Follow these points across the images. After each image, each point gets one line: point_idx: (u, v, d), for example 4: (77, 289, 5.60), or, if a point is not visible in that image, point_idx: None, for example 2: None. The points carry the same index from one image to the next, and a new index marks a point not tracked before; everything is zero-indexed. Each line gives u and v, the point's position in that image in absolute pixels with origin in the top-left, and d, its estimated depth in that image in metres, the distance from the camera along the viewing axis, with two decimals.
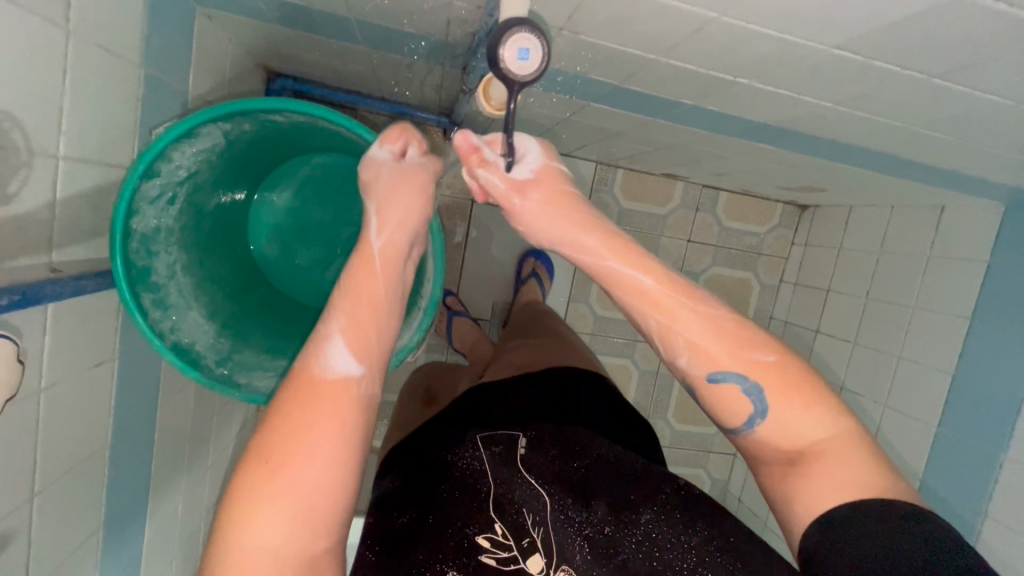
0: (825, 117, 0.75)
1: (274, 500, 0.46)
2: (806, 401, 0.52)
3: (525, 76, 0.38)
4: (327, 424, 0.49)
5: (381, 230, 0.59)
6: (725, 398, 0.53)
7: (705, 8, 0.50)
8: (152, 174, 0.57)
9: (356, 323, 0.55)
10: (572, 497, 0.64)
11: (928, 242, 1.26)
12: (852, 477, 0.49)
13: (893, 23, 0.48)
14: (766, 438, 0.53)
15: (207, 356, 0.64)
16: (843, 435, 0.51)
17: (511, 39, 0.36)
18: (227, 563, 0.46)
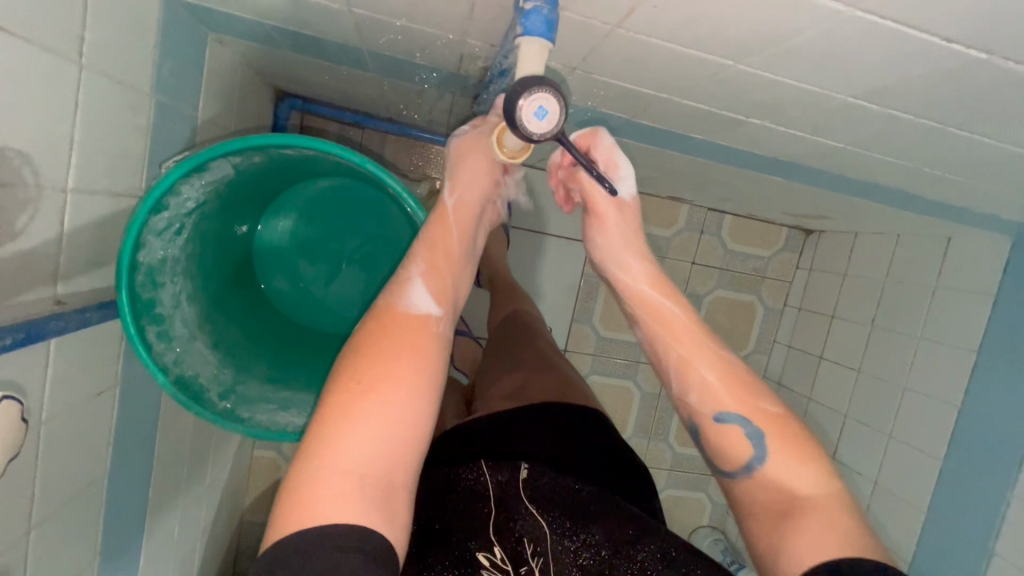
0: (836, 156, 0.74)
1: (364, 416, 0.47)
2: (803, 457, 0.54)
3: (541, 133, 0.37)
4: (413, 355, 0.52)
5: (454, 189, 0.62)
6: (726, 435, 0.57)
7: (721, 57, 0.50)
8: (161, 208, 0.57)
9: (434, 269, 0.58)
10: (569, 528, 0.67)
11: (935, 272, 1.25)
12: (834, 536, 0.49)
13: (910, 78, 0.48)
14: (762, 482, 0.54)
15: (210, 389, 0.64)
16: (832, 495, 0.52)
17: (530, 96, 0.36)
18: (312, 478, 0.45)
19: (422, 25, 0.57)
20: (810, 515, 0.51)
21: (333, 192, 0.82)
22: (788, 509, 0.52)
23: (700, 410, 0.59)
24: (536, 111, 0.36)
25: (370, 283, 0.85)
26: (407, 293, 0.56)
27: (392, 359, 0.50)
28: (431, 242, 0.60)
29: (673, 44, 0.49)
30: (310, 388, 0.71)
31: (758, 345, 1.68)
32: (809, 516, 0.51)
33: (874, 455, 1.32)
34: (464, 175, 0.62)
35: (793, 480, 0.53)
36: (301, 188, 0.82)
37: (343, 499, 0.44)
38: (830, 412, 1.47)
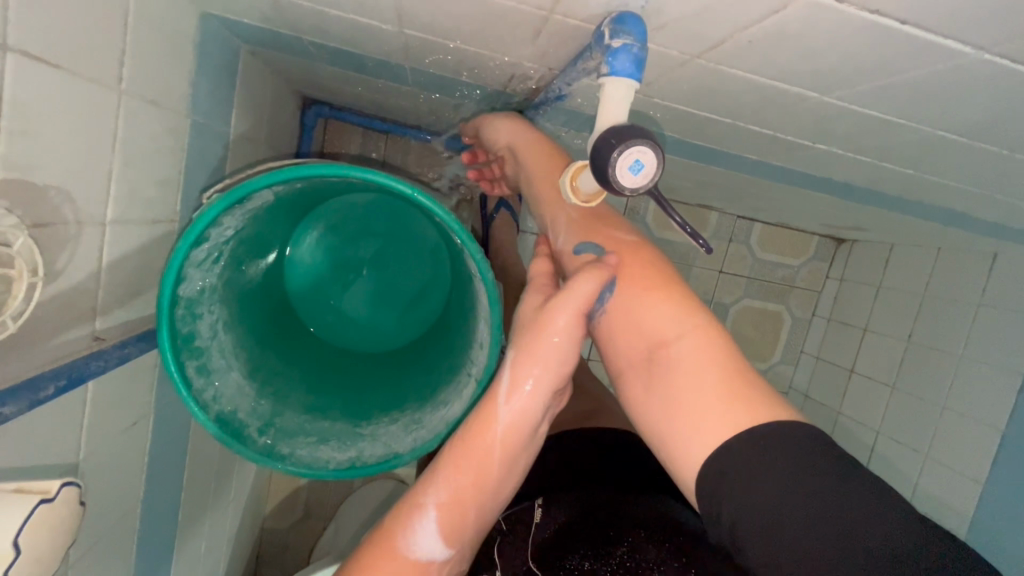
0: (898, 179, 0.71)
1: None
2: (657, 288, 0.51)
3: (637, 187, 0.34)
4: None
5: (511, 399, 0.51)
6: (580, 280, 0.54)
7: (807, 89, 0.46)
8: (202, 240, 0.54)
9: (454, 502, 0.53)
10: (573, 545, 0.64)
11: (979, 289, 1.21)
12: (701, 381, 0.45)
13: (1011, 116, 0.45)
14: (614, 316, 0.51)
15: (250, 425, 0.61)
16: (689, 330, 0.48)
17: (627, 148, 0.33)
18: None
19: (476, 47, 0.54)
20: (676, 364, 0.47)
21: (366, 207, 0.80)
22: (651, 361, 0.49)
23: (567, 253, 0.57)
24: (629, 165, 0.33)
25: (403, 300, 0.83)
26: (413, 536, 0.53)
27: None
28: (456, 469, 0.53)
29: (756, 75, 0.45)
30: (348, 417, 0.68)
31: (785, 356, 1.64)
32: (668, 360, 0.47)
33: (908, 475, 1.28)
34: (526, 376, 0.51)
35: (652, 318, 0.49)
36: (333, 203, 0.79)
37: None
38: (861, 427, 1.43)
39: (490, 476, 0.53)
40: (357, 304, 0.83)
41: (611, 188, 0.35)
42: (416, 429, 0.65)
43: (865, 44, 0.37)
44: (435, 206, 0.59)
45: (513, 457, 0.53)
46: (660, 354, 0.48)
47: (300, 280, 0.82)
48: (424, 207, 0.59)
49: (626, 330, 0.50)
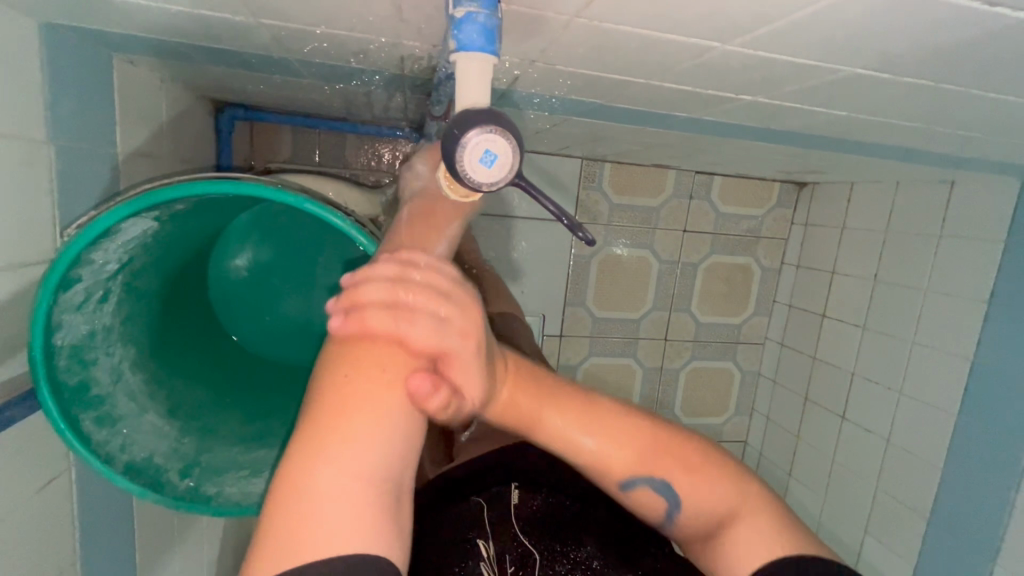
0: (836, 122, 0.67)
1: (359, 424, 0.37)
2: (708, 469, 0.51)
3: (490, 179, 0.33)
4: (430, 344, 0.40)
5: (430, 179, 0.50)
6: (638, 499, 0.51)
7: (707, 39, 0.42)
8: (71, 283, 0.49)
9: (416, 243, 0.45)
10: (562, 531, 0.67)
11: (939, 220, 1.19)
12: (762, 535, 0.49)
13: (927, 45, 0.41)
14: (687, 519, 0.51)
15: (170, 468, 0.58)
16: (745, 500, 0.50)
17: (478, 139, 0.32)
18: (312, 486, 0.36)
19: (347, 30, 0.48)
20: (736, 539, 0.49)
21: (291, 218, 0.75)
22: (715, 534, 0.50)
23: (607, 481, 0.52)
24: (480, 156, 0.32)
25: None
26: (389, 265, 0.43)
27: (395, 360, 0.39)
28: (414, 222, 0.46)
29: (645, 30, 0.41)
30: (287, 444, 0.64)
31: (758, 308, 1.63)
32: (738, 531, 0.49)
33: (884, 412, 1.29)
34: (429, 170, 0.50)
35: (707, 502, 0.50)
36: (253, 214, 0.74)
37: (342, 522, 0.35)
38: (835, 370, 1.43)
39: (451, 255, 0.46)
40: (303, 313, 0.78)
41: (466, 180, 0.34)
42: None
43: None
44: (329, 214, 0.55)
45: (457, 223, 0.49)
46: (723, 530, 0.50)
47: (234, 288, 0.77)
48: (318, 215, 0.55)
49: (697, 523, 0.51)
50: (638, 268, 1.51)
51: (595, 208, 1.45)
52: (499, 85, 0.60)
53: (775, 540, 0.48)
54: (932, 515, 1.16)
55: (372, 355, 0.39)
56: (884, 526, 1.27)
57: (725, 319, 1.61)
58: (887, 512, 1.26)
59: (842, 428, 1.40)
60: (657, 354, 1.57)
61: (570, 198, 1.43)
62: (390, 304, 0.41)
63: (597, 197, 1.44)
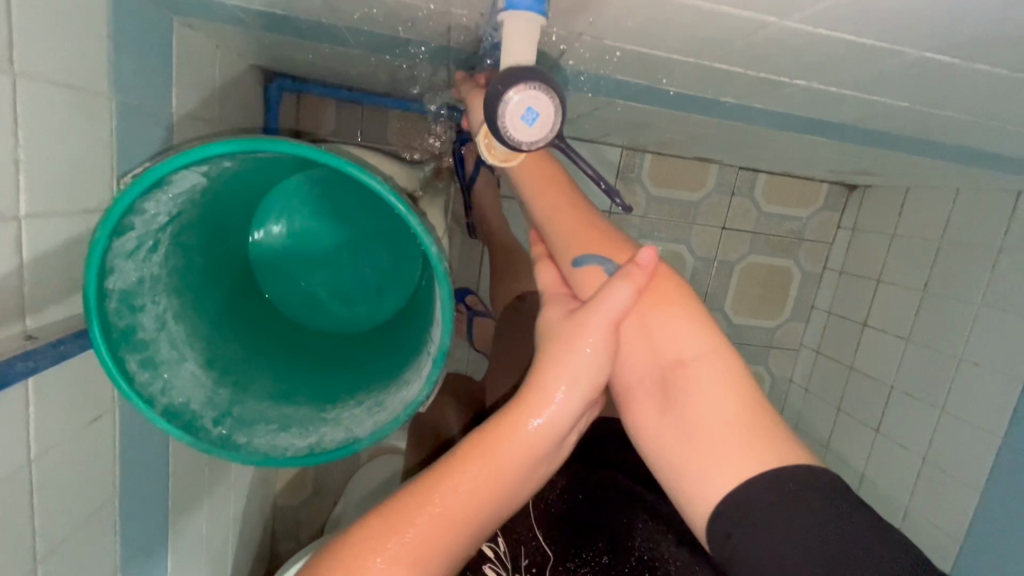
0: (898, 116, 0.64)
1: None
2: (677, 307, 0.53)
3: (535, 135, 0.33)
4: (486, 509, 0.50)
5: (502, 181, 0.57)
6: (587, 283, 0.55)
7: (763, 13, 0.40)
8: (124, 230, 0.52)
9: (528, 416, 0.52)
10: (563, 529, 0.70)
11: (1001, 230, 1.12)
12: (716, 404, 0.50)
13: (1006, 28, 0.38)
14: (633, 344, 0.53)
15: (204, 415, 0.60)
16: (711, 354, 0.52)
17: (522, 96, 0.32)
18: None
19: None
20: (692, 381, 0.51)
21: (329, 186, 0.76)
22: (666, 382, 0.52)
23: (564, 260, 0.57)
24: (521, 115, 0.33)
25: (377, 282, 0.81)
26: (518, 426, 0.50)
27: (454, 511, 0.49)
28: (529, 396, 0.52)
29: (699, 1, 0.39)
30: (313, 404, 0.67)
31: (794, 312, 1.58)
32: (684, 383, 0.51)
33: (923, 428, 1.23)
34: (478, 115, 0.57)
35: (675, 337, 0.52)
36: (292, 181, 0.76)
37: None
38: (873, 382, 1.37)
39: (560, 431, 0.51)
40: (333, 284, 0.80)
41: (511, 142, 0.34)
42: (379, 412, 0.63)
43: None
44: (369, 177, 0.55)
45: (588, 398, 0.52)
46: (679, 377, 0.52)
47: (269, 255, 0.79)
48: (356, 177, 0.55)
49: (641, 355, 0.53)
50: (672, 263, 1.48)
51: (632, 199, 1.43)
52: (545, 58, 0.59)
53: (745, 440, 0.48)
54: (967, 537, 1.10)
55: (437, 501, 0.49)
56: (914, 545, 1.21)
57: (759, 321, 1.56)
58: (918, 531, 1.21)
59: (875, 442, 1.34)
60: None
61: (607, 187, 1.41)
62: (481, 459, 0.50)
63: (636, 188, 1.42)
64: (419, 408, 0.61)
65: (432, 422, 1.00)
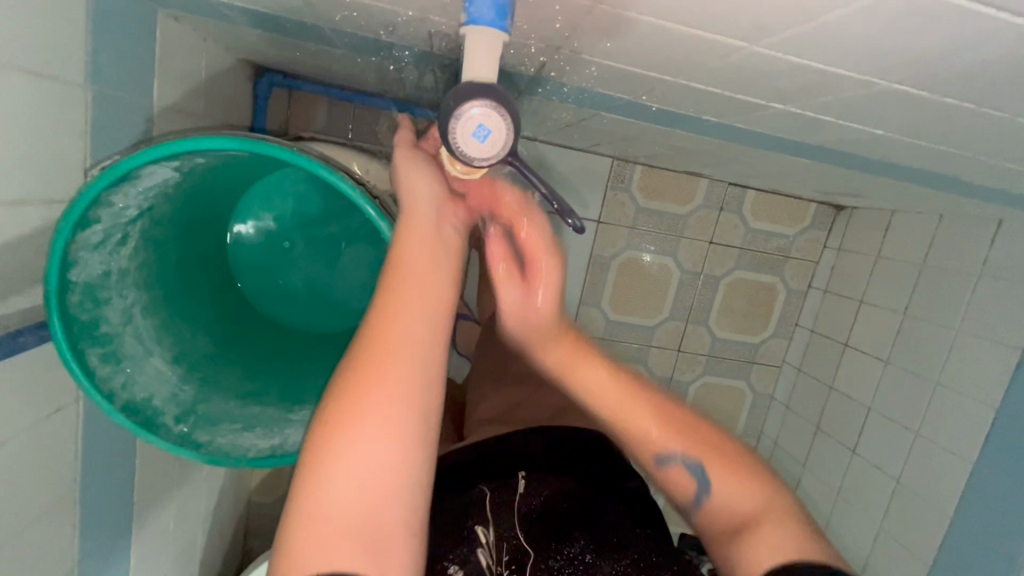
0: (875, 142, 0.65)
1: (334, 503, 0.41)
2: (681, 433, 0.55)
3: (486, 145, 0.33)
4: (411, 388, 0.44)
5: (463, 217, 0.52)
6: (613, 423, 0.56)
7: (732, 37, 0.40)
8: (89, 222, 0.51)
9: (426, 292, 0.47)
10: (555, 529, 0.68)
11: (981, 257, 1.13)
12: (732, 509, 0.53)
13: (969, 65, 0.39)
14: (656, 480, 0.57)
15: (167, 412, 0.60)
16: (723, 470, 0.54)
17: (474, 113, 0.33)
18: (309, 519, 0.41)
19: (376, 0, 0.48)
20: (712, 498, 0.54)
21: (311, 184, 0.75)
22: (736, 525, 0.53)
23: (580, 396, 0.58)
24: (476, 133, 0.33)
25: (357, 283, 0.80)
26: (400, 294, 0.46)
27: (391, 375, 0.44)
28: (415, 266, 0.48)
29: (669, 22, 0.39)
30: (281, 403, 0.67)
31: (778, 329, 1.58)
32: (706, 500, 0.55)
33: (898, 450, 1.24)
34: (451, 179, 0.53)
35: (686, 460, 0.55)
36: (273, 178, 0.75)
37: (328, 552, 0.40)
38: (852, 403, 1.38)
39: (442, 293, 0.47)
40: (311, 283, 0.79)
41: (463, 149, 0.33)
42: None
43: None
44: (341, 181, 0.55)
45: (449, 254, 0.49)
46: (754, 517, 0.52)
47: (248, 251, 0.78)
48: (328, 179, 0.55)
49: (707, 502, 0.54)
50: (658, 275, 1.49)
51: (621, 209, 1.43)
52: (526, 69, 0.60)
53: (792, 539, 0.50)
54: (937, 562, 1.11)
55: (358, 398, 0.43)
56: (886, 568, 1.22)
57: (743, 337, 1.57)
58: (890, 554, 1.21)
59: (851, 462, 1.35)
60: (669, 364, 1.55)
61: (596, 197, 1.41)
62: (400, 314, 0.45)
63: (625, 198, 1.42)
64: None
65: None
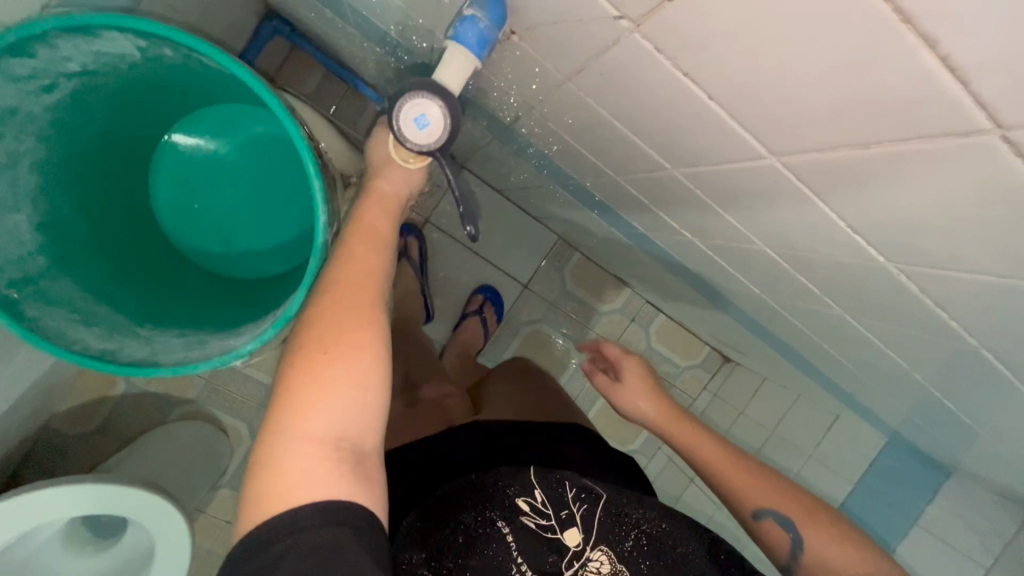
0: (755, 301, 0.75)
1: (316, 422, 0.42)
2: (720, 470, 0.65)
3: (425, 139, 0.40)
4: (369, 333, 0.46)
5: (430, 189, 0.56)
6: (772, 536, 0.61)
7: (660, 157, 0.47)
8: (24, 53, 0.49)
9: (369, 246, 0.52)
10: (621, 498, 0.62)
11: (813, 443, 1.29)
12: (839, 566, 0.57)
13: (816, 264, 0.48)
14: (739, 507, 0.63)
15: (4, 271, 0.55)
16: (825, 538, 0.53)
17: (419, 105, 0.39)
18: (288, 459, 0.41)
19: None
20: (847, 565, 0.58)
21: (268, 128, 0.75)
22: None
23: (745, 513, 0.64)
24: (417, 120, 0.40)
25: (270, 239, 0.78)
26: (359, 247, 0.52)
27: (355, 308, 0.47)
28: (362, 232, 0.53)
29: (617, 121, 0.46)
30: (134, 316, 0.63)
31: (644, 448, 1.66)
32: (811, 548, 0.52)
33: None
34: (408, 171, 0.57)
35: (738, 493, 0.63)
36: (231, 107, 0.73)
37: (312, 477, 0.41)
38: None
39: (372, 266, 0.51)
40: (223, 219, 0.77)
41: (410, 134, 0.40)
42: (195, 348, 0.60)
43: (694, 121, 0.37)
44: (291, 123, 0.54)
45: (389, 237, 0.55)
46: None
47: (171, 162, 0.75)
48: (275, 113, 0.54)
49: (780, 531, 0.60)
50: (558, 360, 1.40)
51: None
52: (504, 116, 0.66)
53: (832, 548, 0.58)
54: None
55: (325, 333, 0.46)
56: None
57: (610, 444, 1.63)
58: None
59: None
60: None
61: None
62: (353, 258, 0.51)
63: (553, 276, 1.39)
64: (238, 359, 0.58)
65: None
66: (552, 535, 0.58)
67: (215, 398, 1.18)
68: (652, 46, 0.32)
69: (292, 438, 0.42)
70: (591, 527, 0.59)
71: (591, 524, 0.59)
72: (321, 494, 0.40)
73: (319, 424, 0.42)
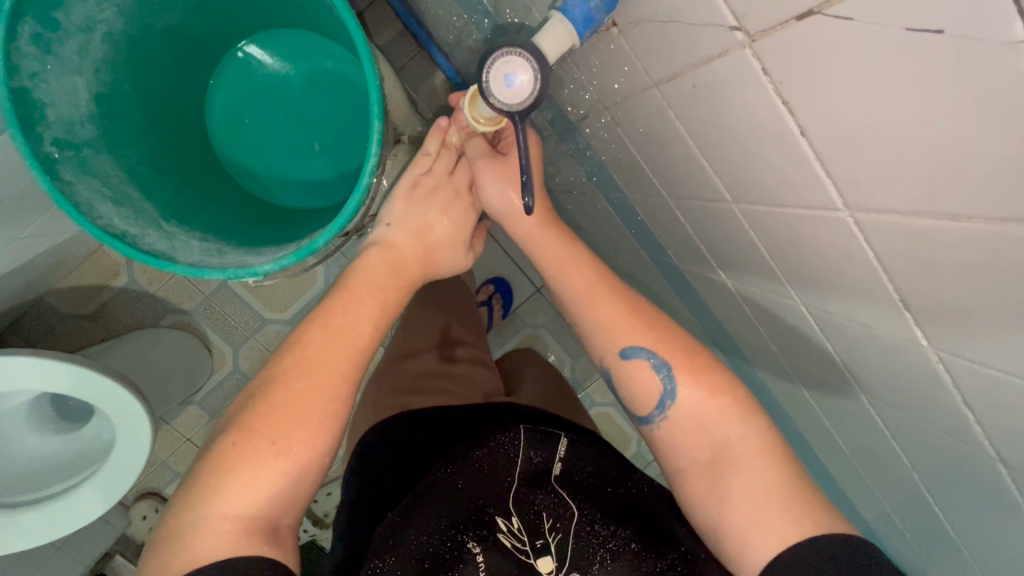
0: (770, 359, 0.73)
1: (234, 493, 0.46)
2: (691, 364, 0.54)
3: (518, 99, 0.40)
4: (314, 422, 0.49)
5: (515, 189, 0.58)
6: (634, 371, 0.55)
7: (724, 187, 0.46)
8: None
9: (346, 309, 0.54)
10: (602, 511, 0.60)
11: None
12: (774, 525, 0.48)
13: (852, 333, 0.46)
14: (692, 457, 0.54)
15: (53, 128, 0.55)
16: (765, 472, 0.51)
17: (512, 67, 0.39)
18: (195, 527, 0.44)
19: None
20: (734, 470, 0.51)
21: (336, 65, 0.74)
22: (708, 463, 0.52)
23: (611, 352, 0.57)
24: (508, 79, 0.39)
25: (311, 174, 0.77)
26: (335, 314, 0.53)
27: (303, 384, 0.50)
28: (349, 295, 0.55)
29: (692, 140, 0.45)
30: (162, 209, 0.62)
31: None
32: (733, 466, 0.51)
33: None
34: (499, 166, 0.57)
35: (710, 421, 0.53)
36: (308, 37, 0.73)
37: (218, 544, 0.44)
38: None
39: (365, 340, 0.54)
40: (272, 143, 0.77)
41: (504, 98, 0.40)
42: (213, 256, 0.60)
43: (776, 155, 0.36)
44: (364, 48, 0.52)
45: (382, 303, 0.56)
46: (724, 458, 0.52)
47: (236, 72, 0.75)
48: (351, 32, 0.52)
49: (687, 423, 0.54)
50: None
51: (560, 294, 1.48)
52: (573, 110, 0.66)
53: (775, 516, 0.48)
54: None
55: (272, 401, 0.49)
56: None
57: None
58: None
59: None
60: None
61: None
62: (319, 329, 0.52)
63: None
64: (252, 277, 0.57)
65: (408, 325, 0.84)
66: (529, 562, 0.57)
67: (209, 318, 1.17)
68: (762, 67, 0.31)
69: (208, 509, 0.45)
70: (565, 555, 0.58)
71: (567, 551, 0.58)
72: (222, 559, 0.42)
73: (232, 503, 0.45)
